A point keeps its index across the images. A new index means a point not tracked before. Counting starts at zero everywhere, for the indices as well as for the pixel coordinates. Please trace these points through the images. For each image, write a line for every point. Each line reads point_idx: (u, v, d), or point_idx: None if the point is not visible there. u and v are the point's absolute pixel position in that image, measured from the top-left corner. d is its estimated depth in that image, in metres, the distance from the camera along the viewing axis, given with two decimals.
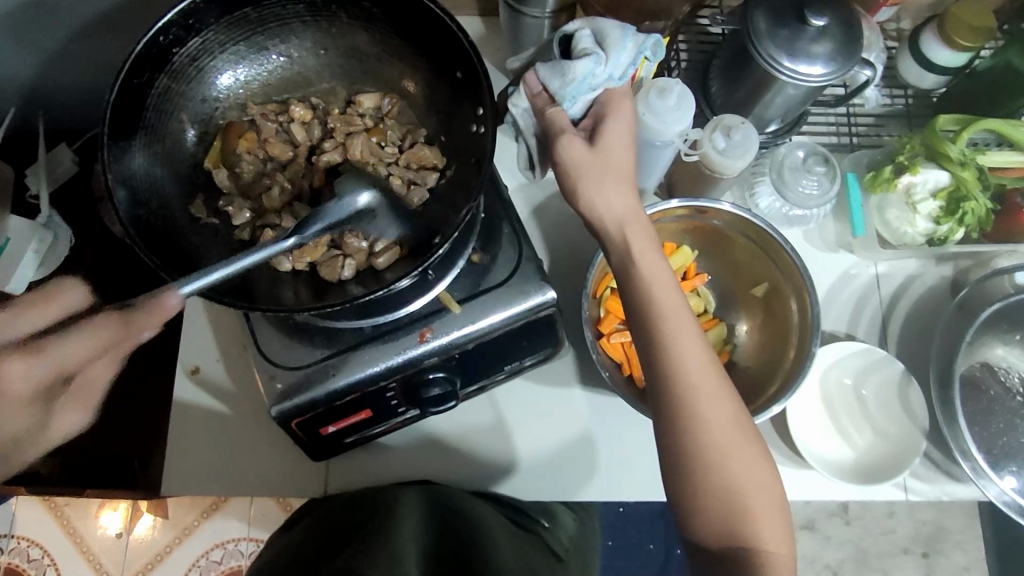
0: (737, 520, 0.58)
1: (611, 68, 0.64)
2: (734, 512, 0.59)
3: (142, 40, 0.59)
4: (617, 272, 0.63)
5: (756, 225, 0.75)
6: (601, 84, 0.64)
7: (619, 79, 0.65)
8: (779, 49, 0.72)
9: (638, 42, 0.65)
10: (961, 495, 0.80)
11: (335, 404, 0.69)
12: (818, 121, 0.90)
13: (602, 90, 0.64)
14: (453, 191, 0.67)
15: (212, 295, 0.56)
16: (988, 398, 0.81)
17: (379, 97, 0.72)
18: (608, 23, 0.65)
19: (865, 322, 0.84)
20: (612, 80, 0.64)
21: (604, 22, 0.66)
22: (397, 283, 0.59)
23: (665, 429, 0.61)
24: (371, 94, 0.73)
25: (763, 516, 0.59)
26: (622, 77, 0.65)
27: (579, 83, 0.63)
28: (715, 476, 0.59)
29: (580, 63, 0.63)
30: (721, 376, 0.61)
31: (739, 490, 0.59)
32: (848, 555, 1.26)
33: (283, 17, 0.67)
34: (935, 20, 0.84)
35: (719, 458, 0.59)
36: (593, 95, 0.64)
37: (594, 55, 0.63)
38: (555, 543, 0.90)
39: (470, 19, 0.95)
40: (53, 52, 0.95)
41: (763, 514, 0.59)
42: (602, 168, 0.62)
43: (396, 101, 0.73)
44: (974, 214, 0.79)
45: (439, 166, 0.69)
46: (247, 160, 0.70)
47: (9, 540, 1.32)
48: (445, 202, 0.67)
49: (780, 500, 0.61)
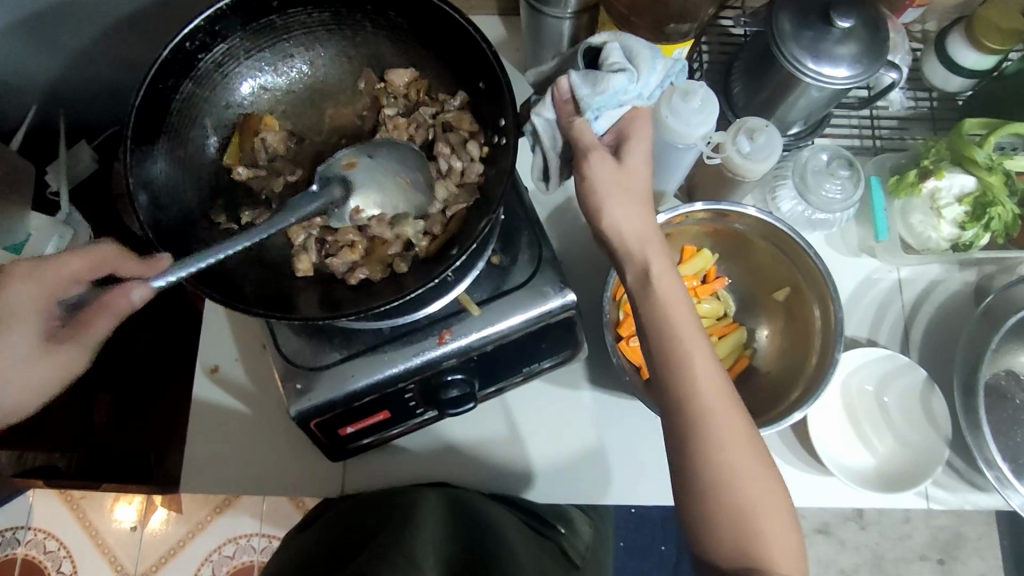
0: (748, 545, 0.57)
1: (642, 86, 0.62)
2: (746, 531, 0.58)
3: (168, 46, 0.59)
4: (637, 290, 0.62)
5: (780, 230, 0.74)
6: (630, 100, 0.62)
7: (647, 98, 0.63)
8: (803, 51, 0.71)
9: (668, 65, 0.64)
10: (983, 504, 0.79)
11: (354, 405, 0.69)
12: (841, 123, 0.89)
13: (629, 107, 0.63)
14: (468, 211, 0.65)
15: (230, 302, 0.57)
16: (1013, 407, 0.80)
17: (409, 74, 0.69)
18: (638, 41, 0.64)
19: (886, 327, 0.84)
20: (641, 98, 0.63)
21: (634, 39, 0.64)
22: (413, 292, 0.58)
23: (676, 441, 0.60)
24: (401, 71, 0.69)
25: (773, 538, 0.58)
26: (650, 97, 0.64)
27: (609, 95, 0.61)
28: (727, 494, 0.58)
29: (615, 76, 0.60)
30: (733, 393, 0.61)
31: (751, 512, 0.58)
32: (863, 560, 1.25)
33: (308, 24, 0.67)
34: (963, 23, 0.83)
35: (730, 478, 0.58)
36: (620, 111, 0.62)
37: (628, 71, 0.61)
38: (570, 549, 0.90)
39: (489, 19, 0.95)
40: (76, 53, 0.95)
41: (774, 536, 0.58)
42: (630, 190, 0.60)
43: (427, 110, 0.69)
44: (1002, 220, 0.78)
45: (469, 185, 0.67)
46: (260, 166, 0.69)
47: (26, 532, 1.33)
48: (462, 219, 0.65)
49: (790, 525, 0.60)
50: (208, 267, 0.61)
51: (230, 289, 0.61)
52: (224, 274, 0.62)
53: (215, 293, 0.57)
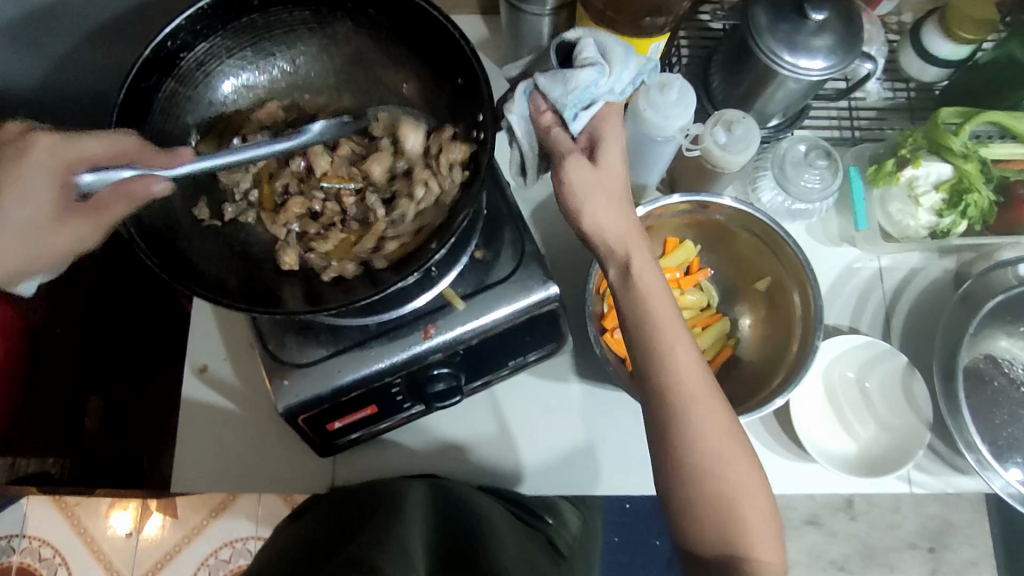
0: (729, 531, 0.59)
1: (613, 82, 0.62)
2: (725, 520, 0.59)
3: (150, 45, 0.61)
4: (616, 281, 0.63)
5: (758, 219, 0.76)
6: (602, 96, 0.62)
7: (618, 94, 0.63)
8: (780, 43, 0.72)
9: (640, 64, 0.64)
10: (965, 487, 0.80)
11: (341, 400, 0.70)
12: (820, 115, 0.90)
13: (602, 103, 0.62)
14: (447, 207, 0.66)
15: (213, 298, 0.57)
16: (993, 390, 0.81)
17: (394, 77, 0.71)
18: (611, 38, 0.64)
19: (868, 316, 0.85)
20: (612, 94, 0.63)
21: (608, 36, 0.65)
22: (395, 285, 0.59)
23: (656, 429, 0.61)
24: (384, 72, 0.71)
25: (754, 525, 0.59)
26: (622, 93, 0.63)
27: (581, 92, 0.61)
28: (707, 484, 0.59)
29: (584, 73, 0.61)
30: (712, 380, 0.62)
31: (730, 498, 0.59)
32: (854, 550, 1.26)
33: (289, 23, 0.68)
34: (936, 14, 0.84)
35: (709, 467, 0.59)
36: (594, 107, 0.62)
37: (598, 66, 0.62)
38: (558, 539, 0.91)
39: (470, 18, 0.96)
40: (58, 57, 0.95)
41: (754, 522, 0.59)
42: (610, 186, 0.61)
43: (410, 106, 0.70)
44: (977, 207, 0.80)
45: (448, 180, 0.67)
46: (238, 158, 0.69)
47: (21, 540, 1.33)
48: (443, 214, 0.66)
49: (770, 509, 0.61)
50: (192, 263, 0.62)
51: (216, 287, 0.61)
52: (208, 272, 0.63)
53: (198, 289, 0.58)
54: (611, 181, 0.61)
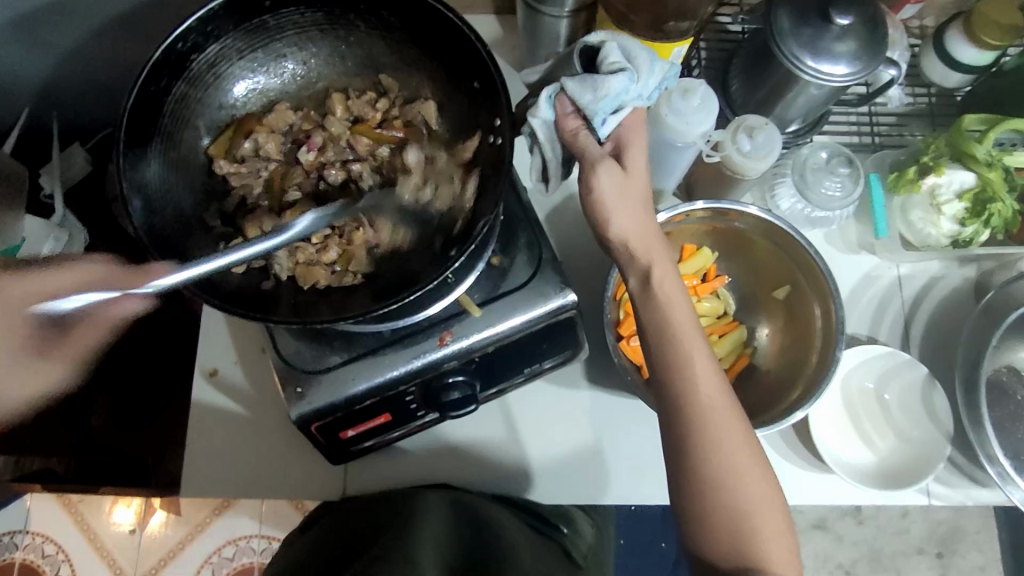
0: (747, 541, 0.58)
1: (641, 86, 0.61)
2: (744, 532, 0.58)
3: (160, 47, 0.58)
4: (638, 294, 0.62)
5: (779, 228, 0.74)
6: (631, 101, 0.61)
7: (645, 99, 0.63)
8: (803, 48, 0.71)
9: (666, 68, 0.64)
10: (985, 500, 0.79)
11: (355, 409, 0.69)
12: (840, 120, 0.89)
13: (630, 108, 0.62)
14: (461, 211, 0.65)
15: (226, 306, 0.56)
16: (1014, 403, 0.81)
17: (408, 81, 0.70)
18: (636, 41, 0.63)
19: (887, 324, 0.84)
20: (640, 99, 0.62)
21: (631, 39, 0.63)
22: (411, 295, 0.58)
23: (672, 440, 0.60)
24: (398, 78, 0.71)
25: (773, 538, 0.58)
26: (649, 98, 0.63)
27: (612, 97, 0.60)
28: (726, 494, 0.58)
29: (615, 78, 0.59)
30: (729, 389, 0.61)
31: (746, 510, 0.58)
32: (862, 555, 1.25)
33: (301, 24, 0.66)
34: (961, 18, 0.83)
35: (727, 477, 0.58)
36: (622, 113, 0.61)
37: (628, 72, 0.60)
38: (573, 548, 0.91)
39: (485, 17, 0.94)
40: (66, 53, 0.93)
41: (771, 534, 0.58)
42: (634, 192, 0.60)
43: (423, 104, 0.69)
44: (1002, 215, 0.78)
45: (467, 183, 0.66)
46: (247, 159, 0.68)
47: (24, 536, 1.32)
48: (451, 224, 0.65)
49: (787, 522, 0.60)
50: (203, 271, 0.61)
51: (227, 296, 0.60)
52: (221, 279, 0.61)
53: (211, 297, 0.57)
54: (637, 189, 0.60)
